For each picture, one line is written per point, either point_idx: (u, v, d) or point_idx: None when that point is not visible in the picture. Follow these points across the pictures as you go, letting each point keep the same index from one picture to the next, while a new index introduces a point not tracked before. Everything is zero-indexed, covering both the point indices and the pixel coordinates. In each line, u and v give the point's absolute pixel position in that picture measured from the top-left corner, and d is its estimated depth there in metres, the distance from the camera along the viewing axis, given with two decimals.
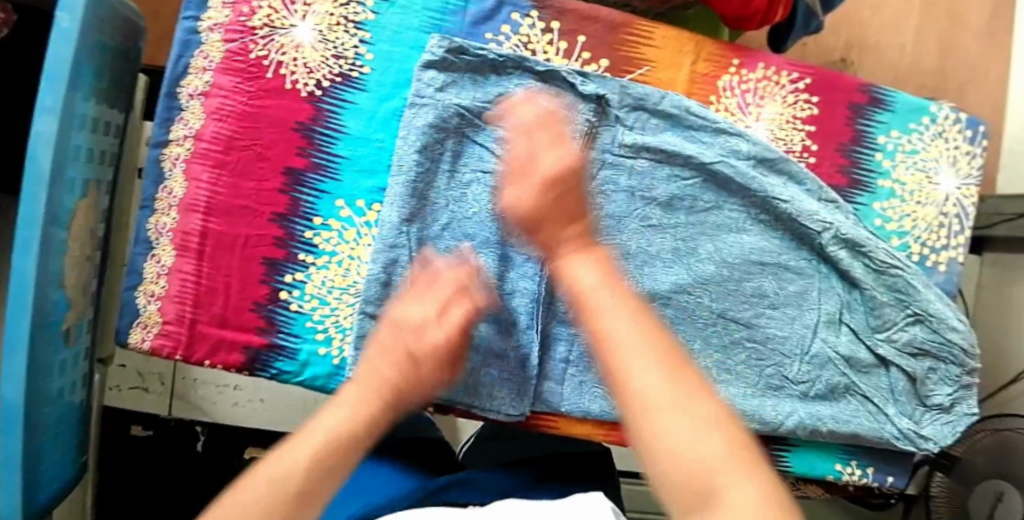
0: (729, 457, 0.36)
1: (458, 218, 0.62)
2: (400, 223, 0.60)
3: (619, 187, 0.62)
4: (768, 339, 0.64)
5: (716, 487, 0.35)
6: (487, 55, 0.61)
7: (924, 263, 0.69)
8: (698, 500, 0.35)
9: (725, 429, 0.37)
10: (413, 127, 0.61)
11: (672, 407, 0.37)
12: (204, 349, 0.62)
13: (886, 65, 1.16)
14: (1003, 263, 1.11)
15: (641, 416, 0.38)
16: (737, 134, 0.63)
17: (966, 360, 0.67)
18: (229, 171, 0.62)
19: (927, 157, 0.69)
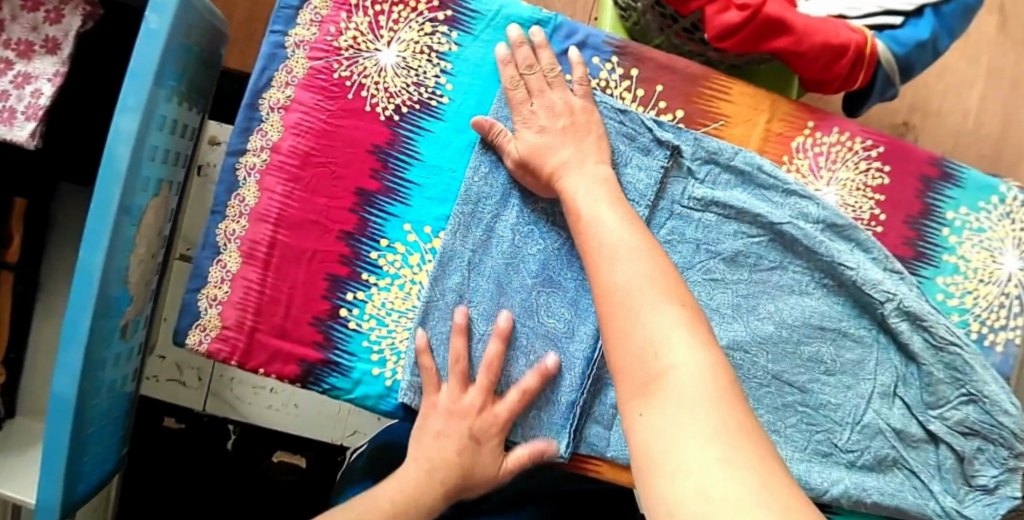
0: (682, 341, 0.45)
1: (522, 254, 0.63)
2: (460, 246, 0.62)
3: (685, 239, 0.63)
4: (821, 405, 0.64)
5: (657, 364, 0.44)
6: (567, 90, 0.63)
7: (981, 341, 0.68)
8: (647, 375, 0.44)
9: (684, 320, 0.46)
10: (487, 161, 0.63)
11: (643, 297, 0.48)
12: (261, 357, 0.62)
13: (947, 130, 1.16)
14: None
15: (618, 311, 0.48)
16: (808, 197, 0.63)
17: (1017, 443, 0.66)
18: (302, 186, 0.63)
19: (994, 236, 0.68)
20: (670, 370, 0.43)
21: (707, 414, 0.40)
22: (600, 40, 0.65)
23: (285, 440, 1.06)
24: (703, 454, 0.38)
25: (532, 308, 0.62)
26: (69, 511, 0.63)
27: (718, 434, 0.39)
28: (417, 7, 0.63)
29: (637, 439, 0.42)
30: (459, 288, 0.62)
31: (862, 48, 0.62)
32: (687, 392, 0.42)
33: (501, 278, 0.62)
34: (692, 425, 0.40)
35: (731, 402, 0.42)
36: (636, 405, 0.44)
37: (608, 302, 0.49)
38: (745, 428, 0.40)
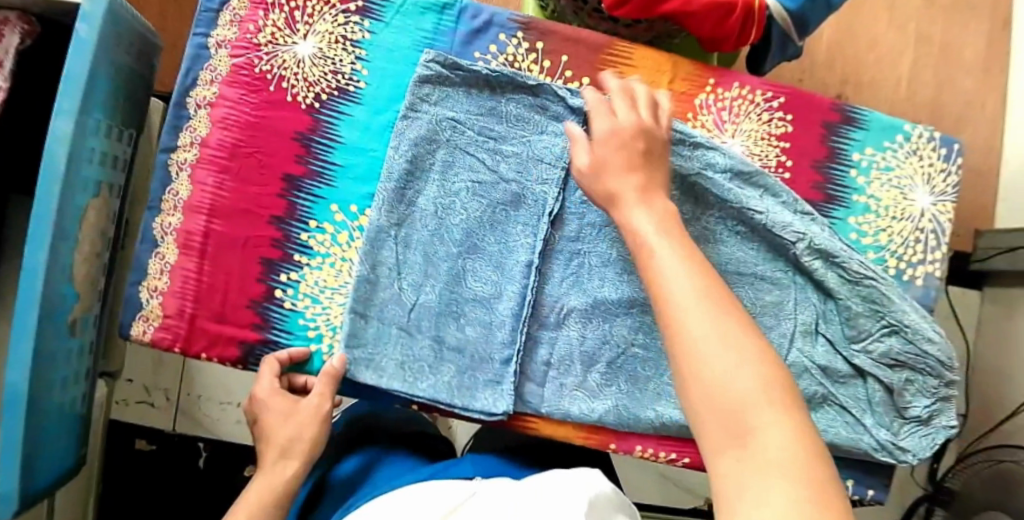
0: (763, 395, 0.39)
1: (444, 223, 0.66)
2: (387, 219, 0.64)
3: None
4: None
5: (746, 422, 0.38)
6: (480, 72, 0.65)
7: (900, 276, 0.70)
8: (729, 426, 0.38)
9: (755, 361, 0.40)
10: (409, 137, 0.65)
11: (713, 341, 0.40)
12: (203, 342, 0.66)
13: (882, 100, 1.14)
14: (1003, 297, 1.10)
15: (688, 347, 0.41)
16: (713, 148, 0.66)
17: (945, 372, 0.68)
18: (232, 176, 0.66)
19: (902, 174, 0.71)
20: (756, 421, 0.38)
21: (792, 472, 0.35)
22: (504, 18, 0.68)
23: (254, 453, 1.08)
24: (792, 499, 0.33)
25: (459, 274, 0.66)
26: (29, 502, 0.66)
27: (807, 481, 0.35)
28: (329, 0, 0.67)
29: (720, 488, 0.37)
30: (390, 262, 0.65)
31: (752, 5, 0.65)
32: (774, 449, 0.36)
33: (428, 246, 0.65)
34: (776, 468, 0.35)
35: (822, 465, 0.36)
36: (718, 448, 0.38)
37: (682, 366, 0.41)
38: (830, 481, 0.35)
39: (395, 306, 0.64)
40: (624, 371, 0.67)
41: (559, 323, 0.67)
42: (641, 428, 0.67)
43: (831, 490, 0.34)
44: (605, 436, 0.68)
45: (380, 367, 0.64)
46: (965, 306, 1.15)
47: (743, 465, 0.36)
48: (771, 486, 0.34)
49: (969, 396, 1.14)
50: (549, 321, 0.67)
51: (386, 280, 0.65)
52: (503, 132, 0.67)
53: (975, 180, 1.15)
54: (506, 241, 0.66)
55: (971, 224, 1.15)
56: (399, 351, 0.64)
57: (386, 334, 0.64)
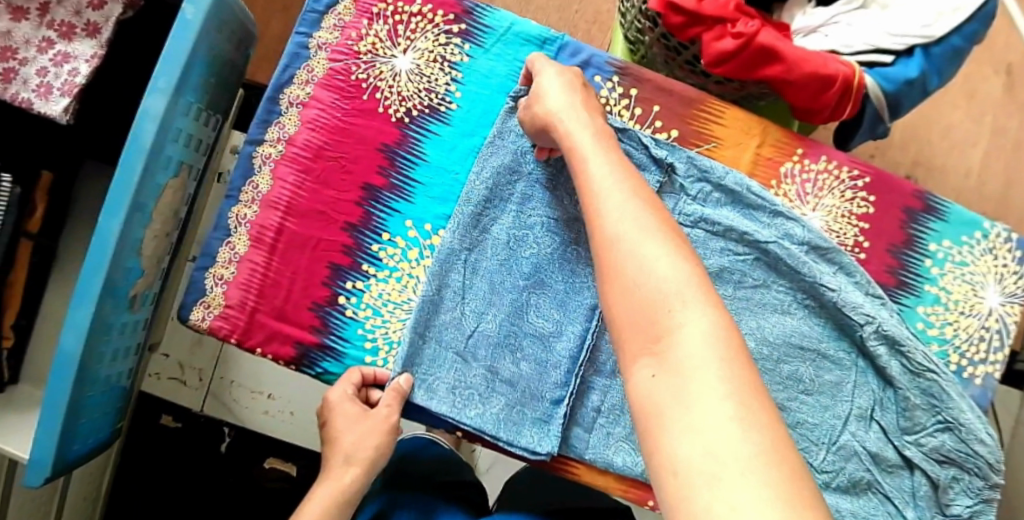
0: (679, 292, 0.44)
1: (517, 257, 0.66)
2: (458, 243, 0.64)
3: None
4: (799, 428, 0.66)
5: (667, 323, 0.43)
6: None
7: (961, 373, 0.69)
8: (649, 327, 0.44)
9: (684, 274, 0.45)
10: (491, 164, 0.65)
11: (641, 253, 0.46)
12: (259, 337, 0.66)
13: (949, 187, 1.12)
14: None
15: (613, 253, 0.48)
16: (794, 219, 0.66)
17: (993, 475, 0.67)
18: (312, 178, 0.67)
19: (976, 271, 0.70)
20: (675, 328, 0.43)
21: (719, 385, 0.40)
22: (603, 60, 0.68)
23: (278, 446, 1.07)
24: (720, 417, 0.38)
25: (521, 307, 0.66)
26: (61, 470, 0.65)
27: (733, 395, 0.39)
28: (434, 19, 0.68)
29: (636, 388, 0.42)
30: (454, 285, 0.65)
31: (850, 81, 0.65)
32: (693, 350, 0.41)
33: (494, 273, 0.65)
34: (704, 390, 0.40)
35: (739, 365, 0.41)
36: (638, 358, 0.43)
37: (612, 289, 0.46)
38: (748, 386, 0.40)
39: (454, 330, 0.64)
40: None
41: (614, 371, 0.67)
42: None
43: (752, 401, 0.39)
44: (643, 492, 0.67)
45: (432, 388, 0.64)
46: (1003, 406, 1.11)
47: (660, 378, 0.41)
48: (704, 407, 0.39)
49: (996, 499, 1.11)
50: (604, 368, 0.66)
51: (449, 303, 0.65)
52: None
53: None
54: (574, 283, 0.66)
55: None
56: (452, 375, 0.64)
57: (441, 357, 0.64)
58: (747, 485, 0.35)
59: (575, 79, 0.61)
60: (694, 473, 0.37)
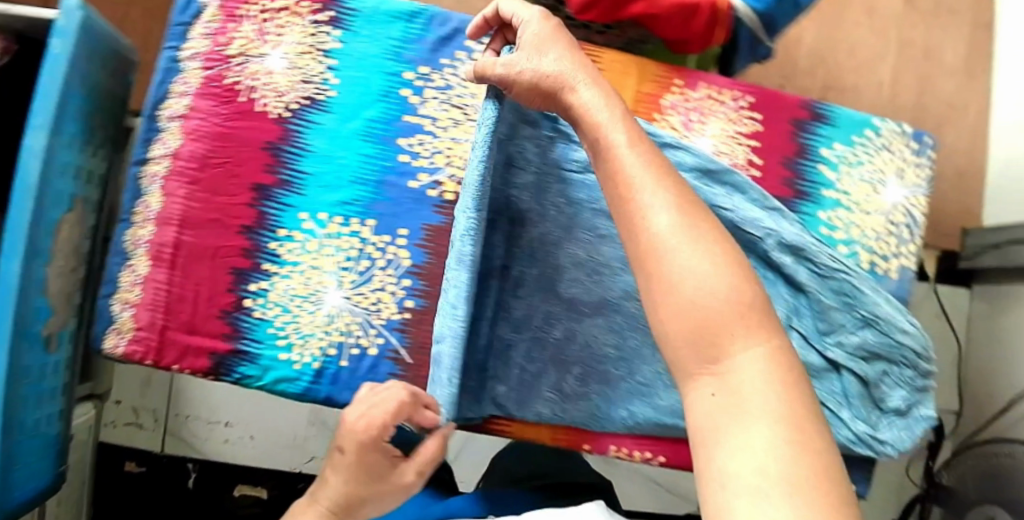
0: (738, 312, 0.41)
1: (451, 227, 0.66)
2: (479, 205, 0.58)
3: (568, 200, 0.67)
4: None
5: (730, 346, 0.40)
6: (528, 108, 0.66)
7: (874, 270, 0.70)
8: (703, 342, 0.40)
9: (737, 290, 0.41)
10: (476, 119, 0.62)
11: (695, 266, 0.42)
12: (174, 353, 0.66)
13: (863, 105, 1.13)
14: (993, 296, 1.10)
15: (656, 258, 0.43)
16: (680, 147, 0.66)
17: (919, 362, 0.68)
18: (202, 187, 0.67)
19: (874, 169, 0.70)
20: (737, 351, 0.40)
21: (770, 406, 0.38)
22: None
23: (246, 473, 1.07)
24: (773, 438, 0.36)
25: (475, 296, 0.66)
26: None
27: (778, 416, 0.37)
28: (301, 11, 0.67)
29: (692, 410, 0.40)
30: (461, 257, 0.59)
31: (716, 7, 0.66)
32: (752, 378, 0.39)
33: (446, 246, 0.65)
34: (759, 410, 0.38)
35: (800, 395, 0.39)
36: (694, 376, 0.41)
37: (659, 298, 0.42)
38: (803, 409, 0.38)
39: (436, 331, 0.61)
40: (596, 372, 0.67)
41: (526, 324, 0.67)
42: (616, 427, 0.67)
43: (807, 420, 0.38)
44: (576, 436, 0.68)
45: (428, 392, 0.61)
46: (955, 306, 1.14)
47: (716, 399, 0.39)
48: (749, 432, 0.37)
49: (962, 399, 1.13)
50: (516, 320, 0.66)
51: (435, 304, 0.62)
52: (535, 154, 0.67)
53: (962, 182, 1.14)
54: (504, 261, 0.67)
55: (958, 224, 1.14)
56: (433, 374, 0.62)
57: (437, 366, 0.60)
58: (788, 511, 0.33)
59: (561, 34, 0.55)
60: (741, 486, 0.35)
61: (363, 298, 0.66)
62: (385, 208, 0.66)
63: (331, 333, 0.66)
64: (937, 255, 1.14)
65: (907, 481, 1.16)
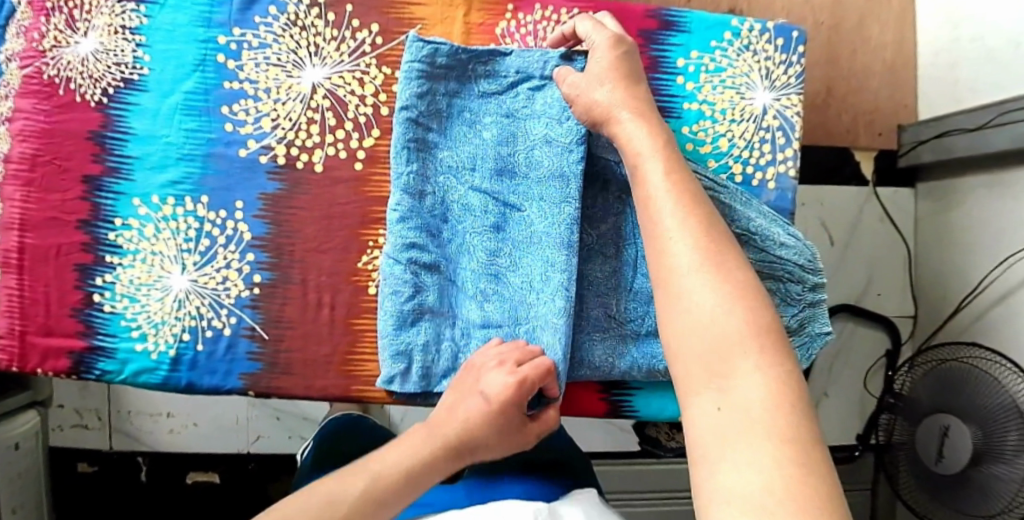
0: (751, 339, 0.36)
1: (413, 211, 0.61)
2: (566, 195, 0.60)
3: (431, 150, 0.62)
4: (589, 285, 0.64)
5: (738, 362, 0.35)
6: (514, 62, 0.63)
7: (749, 182, 0.65)
8: (716, 361, 0.35)
9: (748, 313, 0.37)
10: (546, 104, 0.62)
11: (708, 289, 0.38)
12: (36, 358, 0.63)
13: (776, 8, 1.12)
14: (936, 195, 1.12)
15: (673, 275, 0.40)
16: (527, 75, 0.63)
17: (805, 275, 0.63)
18: (36, 188, 0.64)
19: (736, 73, 0.66)
20: (749, 368, 0.35)
21: (768, 427, 0.32)
22: None
23: (195, 460, 1.09)
24: (765, 455, 0.31)
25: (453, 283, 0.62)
26: None
27: (780, 436, 0.32)
28: None
29: (691, 426, 0.34)
30: (547, 257, 0.61)
31: None
32: (754, 399, 0.33)
33: (455, 232, 0.63)
34: (755, 424, 0.32)
35: (801, 421, 0.32)
36: (695, 390, 0.35)
37: (667, 314, 0.39)
38: (805, 431, 0.32)
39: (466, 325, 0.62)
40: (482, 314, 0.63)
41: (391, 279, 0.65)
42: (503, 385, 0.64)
43: (805, 436, 0.32)
44: None
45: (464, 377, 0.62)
46: (902, 208, 1.16)
47: (723, 414, 0.34)
48: (749, 448, 0.31)
49: (918, 302, 1.16)
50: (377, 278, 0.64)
51: (465, 300, 0.62)
52: (509, 103, 0.63)
53: (893, 77, 1.15)
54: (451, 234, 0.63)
55: (894, 121, 1.16)
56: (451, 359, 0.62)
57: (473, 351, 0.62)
58: None
59: (624, 63, 0.55)
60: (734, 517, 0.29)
61: (208, 278, 0.63)
62: (215, 182, 0.64)
63: (183, 318, 0.63)
64: (877, 155, 1.16)
65: (867, 394, 1.17)
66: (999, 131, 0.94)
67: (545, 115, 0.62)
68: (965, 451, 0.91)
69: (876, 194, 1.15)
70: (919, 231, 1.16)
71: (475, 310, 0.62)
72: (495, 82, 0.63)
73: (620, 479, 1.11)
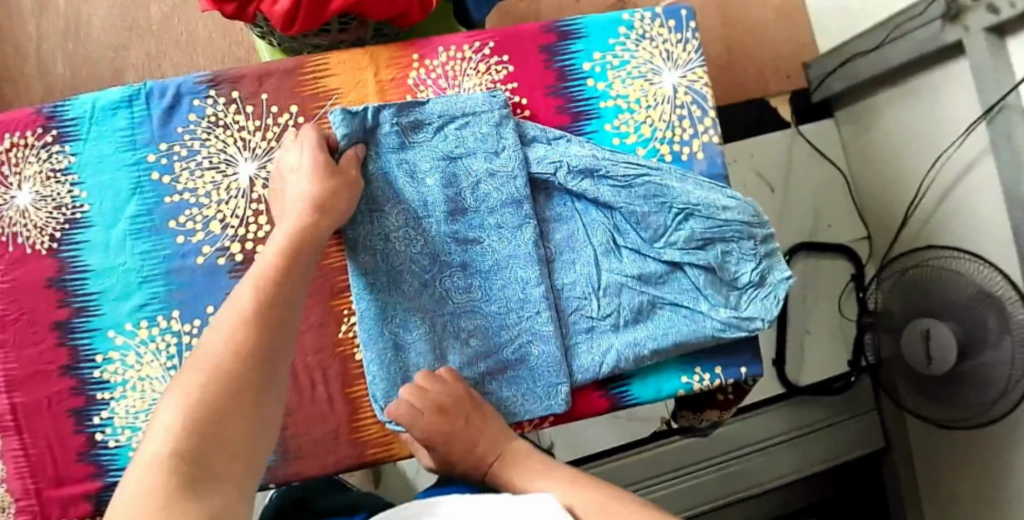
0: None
1: (381, 271, 0.63)
2: (523, 216, 0.66)
3: (383, 205, 0.64)
4: (560, 293, 0.67)
5: None
6: (438, 107, 0.66)
7: (679, 159, 0.70)
8: None
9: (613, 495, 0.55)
10: (478, 138, 0.66)
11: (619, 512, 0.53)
12: (56, 509, 0.63)
13: None
14: (854, 115, 1.18)
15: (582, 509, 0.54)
16: (451, 119, 0.66)
17: (753, 231, 0.68)
18: (10, 346, 0.64)
19: (640, 62, 0.70)
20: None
21: None
22: (191, 83, 0.67)
23: None
24: None
25: (440, 322, 0.64)
26: None
27: None
28: (27, 142, 0.66)
29: None
30: (522, 277, 0.65)
31: None
32: None
33: (426, 278, 0.64)
34: None
35: None
36: None
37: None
38: None
39: (465, 349, 0.64)
40: (478, 333, 0.65)
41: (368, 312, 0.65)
42: (525, 406, 0.65)
43: None
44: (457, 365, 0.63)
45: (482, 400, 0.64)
46: (830, 137, 1.22)
47: None
48: None
49: (867, 222, 1.21)
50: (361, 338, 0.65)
51: (456, 330, 0.64)
52: (447, 147, 0.66)
53: (786, 23, 1.22)
54: (426, 279, 0.64)
55: (798, 60, 1.22)
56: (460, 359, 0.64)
57: (489, 368, 0.65)
58: None
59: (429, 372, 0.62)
60: None
61: None
62: (182, 294, 0.65)
63: None
64: (791, 98, 1.22)
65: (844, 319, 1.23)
66: (899, 42, 0.99)
67: (480, 149, 0.66)
68: (949, 350, 0.94)
69: (800, 132, 1.20)
70: (848, 151, 1.22)
71: (467, 345, 0.64)
72: (428, 130, 0.66)
73: (640, 468, 1.11)
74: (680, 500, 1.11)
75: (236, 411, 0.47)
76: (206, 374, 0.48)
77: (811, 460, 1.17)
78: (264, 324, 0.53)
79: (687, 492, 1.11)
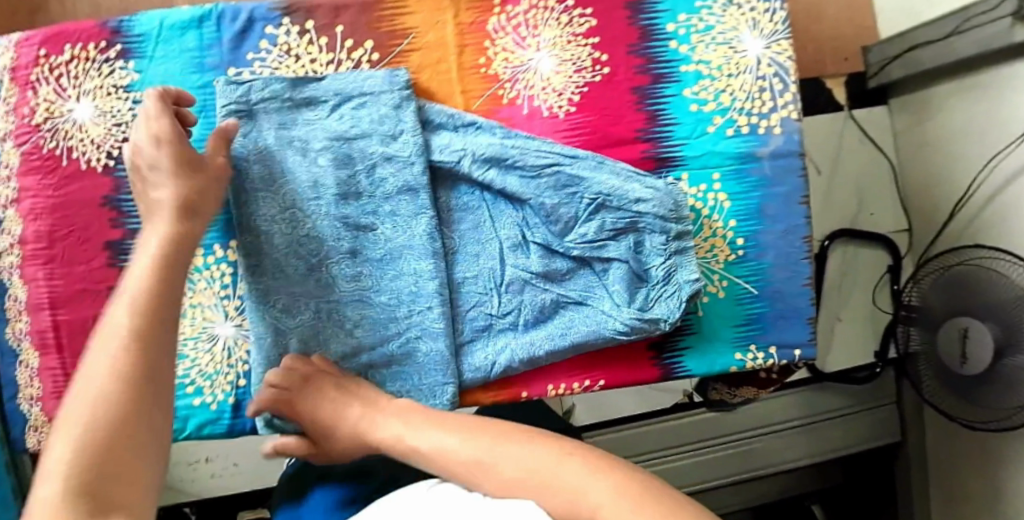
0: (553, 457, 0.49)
1: (267, 255, 0.60)
2: (418, 206, 0.62)
3: (274, 179, 0.60)
4: (459, 286, 0.64)
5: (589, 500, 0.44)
6: (314, 91, 0.62)
7: (757, 131, 0.68)
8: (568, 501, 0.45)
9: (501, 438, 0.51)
10: (373, 119, 0.63)
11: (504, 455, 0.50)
12: None
13: None
14: (909, 108, 1.17)
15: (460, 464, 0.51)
16: (319, 105, 0.62)
17: (669, 224, 0.63)
18: (59, 262, 0.63)
19: (726, 28, 0.68)
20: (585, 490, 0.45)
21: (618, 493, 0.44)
22: (264, 9, 0.64)
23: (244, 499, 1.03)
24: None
25: (333, 306, 0.61)
26: None
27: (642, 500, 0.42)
28: (89, 54, 0.64)
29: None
30: (416, 269, 0.62)
31: None
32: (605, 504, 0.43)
33: (313, 261, 0.61)
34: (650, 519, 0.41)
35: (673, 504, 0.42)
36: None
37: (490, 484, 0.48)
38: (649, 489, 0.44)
39: (346, 342, 0.62)
40: (383, 320, 0.62)
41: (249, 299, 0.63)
42: (427, 396, 0.62)
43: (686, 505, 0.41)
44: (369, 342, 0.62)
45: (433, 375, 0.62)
46: (880, 127, 1.21)
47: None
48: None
49: (910, 216, 1.21)
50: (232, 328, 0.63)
51: (354, 316, 0.62)
52: (339, 127, 0.62)
53: (847, 11, 1.20)
54: (324, 259, 0.61)
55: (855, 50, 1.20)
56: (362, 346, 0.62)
57: (395, 355, 0.62)
58: None
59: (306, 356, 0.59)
60: None
61: None
62: None
63: (236, 364, 0.63)
64: (846, 81, 1.19)
65: (878, 310, 1.22)
66: (965, 37, 0.97)
67: (376, 131, 0.62)
68: (985, 349, 0.94)
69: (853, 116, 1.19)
70: (897, 142, 1.21)
71: (363, 334, 0.62)
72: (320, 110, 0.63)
73: (662, 436, 1.12)
74: (692, 471, 1.12)
75: (126, 437, 0.41)
76: (76, 425, 0.41)
77: (823, 448, 1.18)
78: (152, 341, 0.47)
79: (700, 466, 1.12)
